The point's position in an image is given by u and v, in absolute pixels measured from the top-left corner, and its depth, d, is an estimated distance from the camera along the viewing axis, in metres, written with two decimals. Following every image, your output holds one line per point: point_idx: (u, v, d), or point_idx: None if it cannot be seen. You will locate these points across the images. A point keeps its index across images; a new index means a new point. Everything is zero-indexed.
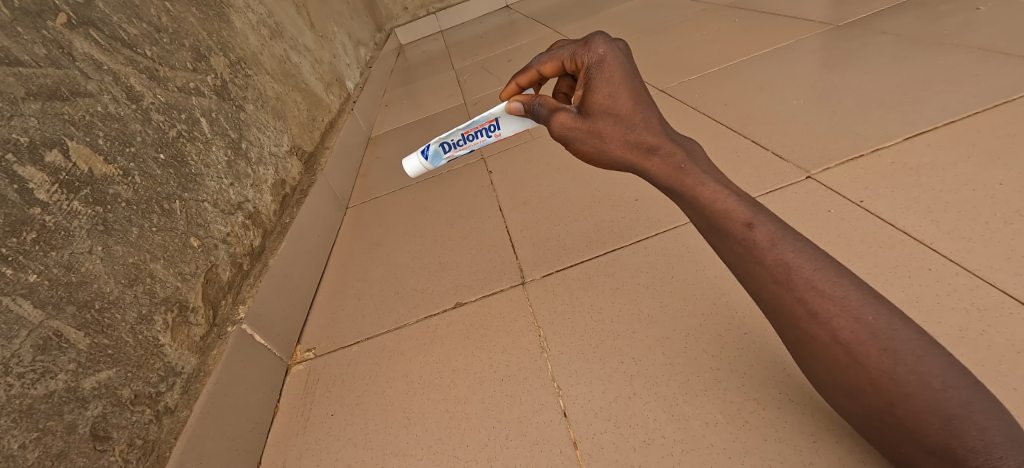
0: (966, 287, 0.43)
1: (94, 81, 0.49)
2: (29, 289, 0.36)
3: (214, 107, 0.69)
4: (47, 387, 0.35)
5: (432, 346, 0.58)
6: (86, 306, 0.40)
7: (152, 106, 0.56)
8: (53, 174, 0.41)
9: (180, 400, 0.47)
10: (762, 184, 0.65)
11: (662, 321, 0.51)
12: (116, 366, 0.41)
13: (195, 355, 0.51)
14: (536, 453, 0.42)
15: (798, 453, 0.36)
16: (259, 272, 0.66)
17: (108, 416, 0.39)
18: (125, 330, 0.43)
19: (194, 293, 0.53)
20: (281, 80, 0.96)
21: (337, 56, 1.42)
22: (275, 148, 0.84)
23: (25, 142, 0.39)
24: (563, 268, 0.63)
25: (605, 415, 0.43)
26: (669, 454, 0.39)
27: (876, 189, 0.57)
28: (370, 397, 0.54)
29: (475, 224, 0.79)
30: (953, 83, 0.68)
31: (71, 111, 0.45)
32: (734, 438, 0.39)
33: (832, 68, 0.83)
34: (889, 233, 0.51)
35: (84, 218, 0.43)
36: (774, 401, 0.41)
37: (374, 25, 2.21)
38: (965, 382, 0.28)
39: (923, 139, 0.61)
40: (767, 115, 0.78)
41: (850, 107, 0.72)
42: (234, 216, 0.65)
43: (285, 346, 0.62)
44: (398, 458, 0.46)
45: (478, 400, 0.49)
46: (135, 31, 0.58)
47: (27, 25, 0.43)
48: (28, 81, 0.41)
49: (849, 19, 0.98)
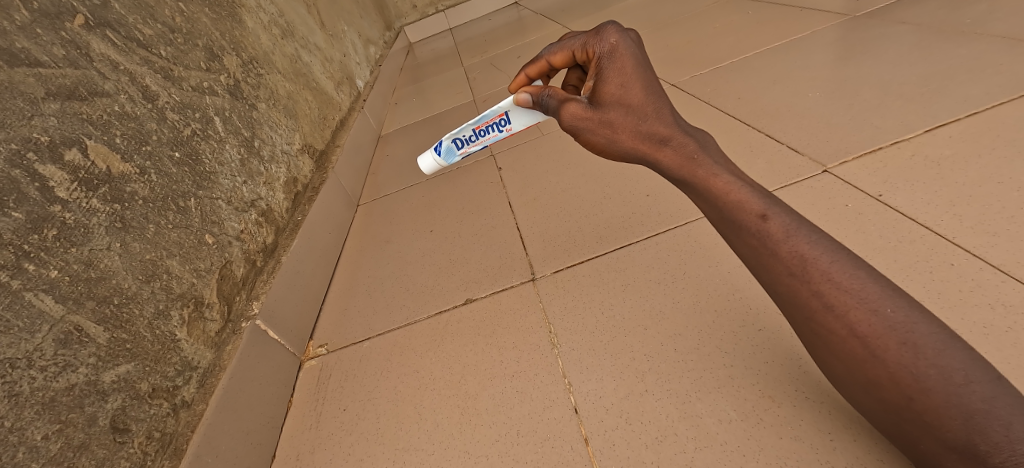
0: (991, 283, 0.42)
1: (111, 81, 0.50)
2: (49, 286, 0.37)
3: (227, 106, 0.70)
4: (68, 380, 0.36)
5: (443, 342, 0.58)
6: (105, 302, 0.41)
7: (167, 105, 0.57)
8: (73, 173, 0.42)
9: (197, 395, 0.48)
10: (777, 178, 0.63)
11: (674, 317, 0.50)
12: (134, 360, 0.42)
13: (210, 350, 0.51)
14: (547, 450, 0.42)
15: (815, 452, 0.36)
16: (272, 269, 0.66)
17: (127, 409, 0.40)
18: (142, 325, 0.44)
19: (209, 289, 0.54)
20: (292, 78, 0.97)
21: (347, 55, 1.42)
22: (288, 146, 0.84)
23: (45, 141, 0.40)
24: (574, 264, 0.62)
25: (616, 411, 0.43)
26: (682, 452, 0.38)
27: (895, 182, 0.56)
28: (381, 392, 0.54)
29: (484, 221, 0.79)
30: (976, 73, 0.66)
31: (89, 111, 0.46)
32: (748, 435, 0.38)
33: (850, 60, 0.81)
34: (909, 228, 0.50)
35: (102, 215, 0.44)
36: (789, 399, 0.40)
37: (384, 24, 2.21)
38: (989, 377, 0.27)
39: (945, 130, 0.59)
40: (781, 109, 0.76)
41: (869, 99, 0.70)
42: (247, 214, 0.66)
43: (297, 342, 0.63)
44: (410, 453, 0.46)
45: (488, 396, 0.49)
46: (150, 32, 0.59)
47: (46, 26, 0.44)
48: (48, 82, 0.42)
49: (867, 10, 0.95)
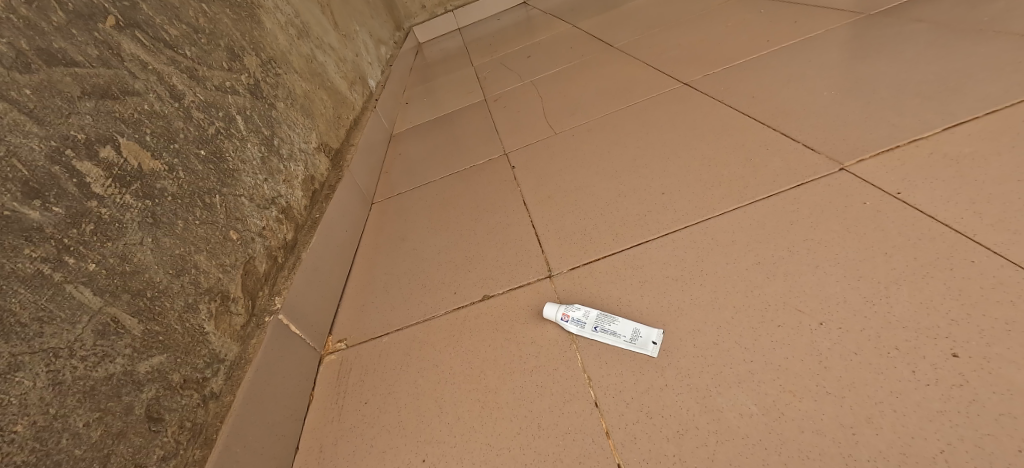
0: (1012, 280, 0.42)
1: (141, 80, 0.51)
2: (88, 278, 0.38)
3: (248, 105, 0.71)
4: (107, 370, 0.38)
5: (462, 337, 0.58)
6: (139, 294, 0.43)
7: (193, 104, 0.58)
8: (108, 170, 0.43)
9: (224, 386, 0.49)
10: (792, 176, 0.64)
11: (692, 314, 0.50)
12: (166, 352, 0.43)
13: (236, 343, 0.53)
14: (569, 443, 0.43)
15: (837, 445, 0.36)
16: (292, 265, 0.68)
17: (161, 399, 0.42)
18: (174, 318, 0.46)
19: (234, 284, 0.55)
20: (308, 78, 0.98)
21: (360, 55, 1.44)
22: (305, 145, 0.86)
23: (82, 139, 0.41)
24: (590, 261, 0.63)
25: (636, 406, 0.44)
26: (703, 445, 0.39)
27: (914, 180, 0.56)
28: (402, 386, 0.55)
29: (499, 219, 0.79)
30: (995, 71, 0.65)
31: (121, 109, 0.47)
32: (770, 429, 0.39)
33: (864, 59, 0.81)
34: (928, 225, 0.50)
35: (135, 211, 0.45)
36: (811, 394, 0.40)
37: (393, 25, 2.22)
38: None
39: (963, 129, 0.59)
40: (796, 108, 0.76)
41: (885, 98, 0.70)
42: (268, 211, 0.67)
43: (317, 337, 0.64)
44: (432, 445, 0.47)
45: (508, 390, 0.50)
46: (176, 32, 0.60)
47: (80, 27, 0.45)
48: (83, 81, 0.43)
49: (881, 8, 0.95)
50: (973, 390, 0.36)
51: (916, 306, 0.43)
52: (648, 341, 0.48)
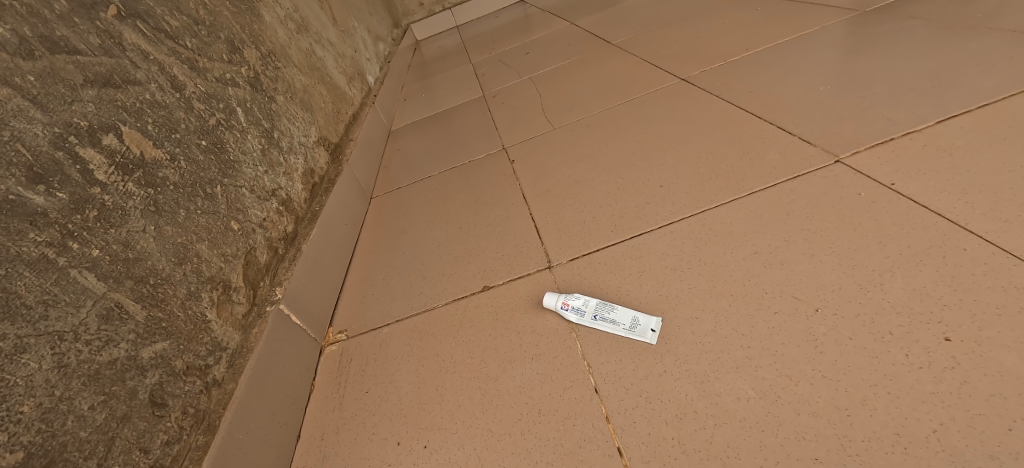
0: (1003, 267, 0.43)
1: (142, 70, 0.51)
2: (92, 264, 0.39)
3: (248, 97, 0.71)
4: (111, 354, 0.38)
5: (463, 328, 0.59)
6: (142, 281, 0.43)
7: (194, 95, 0.59)
8: (110, 157, 0.43)
9: (226, 374, 0.49)
10: (788, 169, 0.65)
11: (690, 301, 0.51)
12: (169, 339, 0.44)
13: (238, 332, 0.53)
14: (569, 428, 0.44)
15: (832, 427, 0.37)
16: (293, 256, 0.68)
17: (164, 385, 0.42)
18: (176, 305, 0.46)
19: (236, 274, 0.56)
20: (308, 73, 0.99)
21: (358, 51, 1.43)
22: (305, 138, 0.86)
23: (84, 126, 0.41)
24: (589, 253, 0.63)
25: (636, 391, 0.45)
26: (701, 429, 0.40)
27: (908, 172, 0.57)
28: (403, 376, 0.55)
29: (499, 212, 0.80)
30: (987, 66, 0.66)
31: (123, 98, 0.47)
32: (767, 412, 0.39)
33: (859, 54, 0.82)
34: (922, 215, 0.51)
35: (138, 199, 0.45)
36: (807, 378, 0.41)
37: (391, 23, 2.21)
38: None
39: (956, 122, 0.60)
40: (793, 103, 0.77)
41: (880, 92, 0.71)
42: (269, 203, 0.68)
43: (318, 328, 0.64)
44: (433, 432, 0.48)
45: (509, 378, 0.50)
46: (176, 23, 0.60)
47: (82, 14, 0.45)
48: (85, 69, 0.43)
49: (876, 5, 0.96)
50: (965, 373, 0.37)
51: (909, 292, 0.44)
52: (646, 329, 0.49)
